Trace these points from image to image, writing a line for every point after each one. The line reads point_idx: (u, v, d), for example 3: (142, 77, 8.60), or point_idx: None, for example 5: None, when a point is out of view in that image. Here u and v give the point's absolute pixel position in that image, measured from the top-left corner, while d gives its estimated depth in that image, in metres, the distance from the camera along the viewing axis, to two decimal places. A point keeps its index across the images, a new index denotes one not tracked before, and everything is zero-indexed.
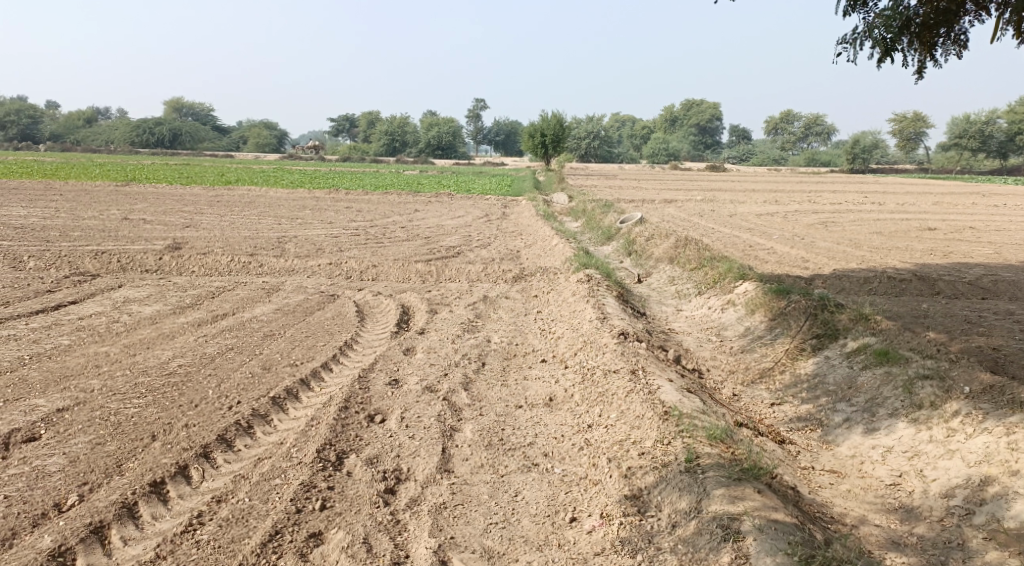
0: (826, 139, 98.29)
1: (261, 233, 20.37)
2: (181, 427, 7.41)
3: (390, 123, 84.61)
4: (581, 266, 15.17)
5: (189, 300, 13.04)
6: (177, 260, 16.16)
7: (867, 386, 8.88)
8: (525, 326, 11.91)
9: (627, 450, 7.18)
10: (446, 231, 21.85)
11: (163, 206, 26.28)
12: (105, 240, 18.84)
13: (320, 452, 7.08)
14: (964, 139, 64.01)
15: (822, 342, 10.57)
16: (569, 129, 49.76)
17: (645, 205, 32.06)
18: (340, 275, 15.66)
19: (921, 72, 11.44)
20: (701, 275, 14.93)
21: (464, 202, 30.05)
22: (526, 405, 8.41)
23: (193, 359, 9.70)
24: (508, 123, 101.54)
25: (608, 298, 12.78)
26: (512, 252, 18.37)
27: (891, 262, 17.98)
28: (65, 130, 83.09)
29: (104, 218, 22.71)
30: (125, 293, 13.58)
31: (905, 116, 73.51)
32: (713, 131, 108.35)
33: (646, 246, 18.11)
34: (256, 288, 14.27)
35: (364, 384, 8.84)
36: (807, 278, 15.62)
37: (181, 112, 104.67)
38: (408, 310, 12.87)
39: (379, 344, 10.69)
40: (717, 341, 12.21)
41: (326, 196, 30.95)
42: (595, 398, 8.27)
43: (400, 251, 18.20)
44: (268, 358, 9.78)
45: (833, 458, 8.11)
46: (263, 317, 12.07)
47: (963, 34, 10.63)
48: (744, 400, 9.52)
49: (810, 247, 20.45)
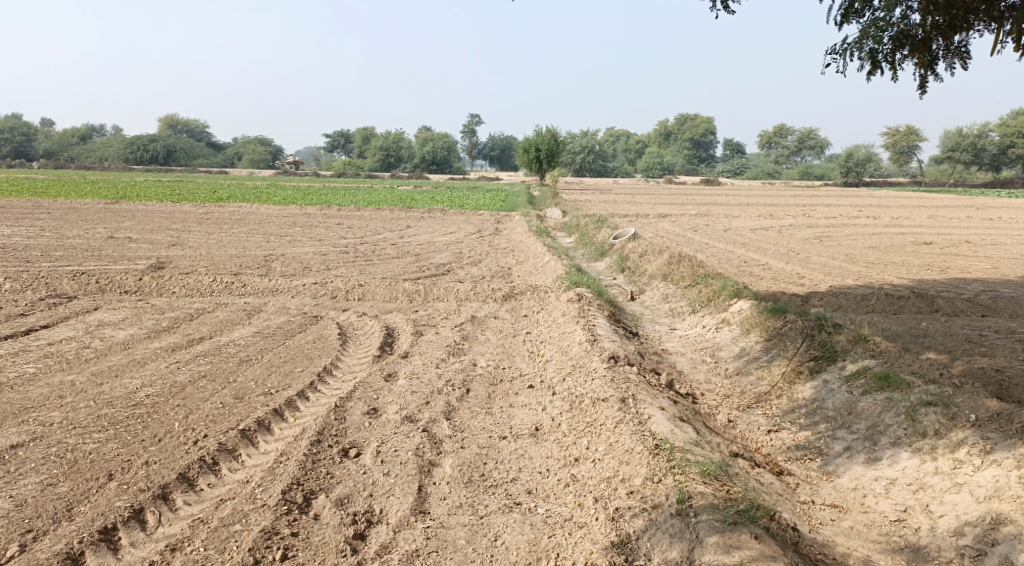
0: (820, 153, 98.27)
1: (248, 252, 19.92)
2: (140, 465, 7.01)
3: (383, 139, 84.41)
4: (572, 285, 14.76)
5: (166, 324, 12.59)
6: (158, 280, 15.70)
7: (868, 413, 8.46)
8: (513, 349, 11.48)
9: (615, 488, 6.76)
10: (436, 248, 21.46)
11: (151, 224, 25.87)
12: (86, 260, 18.38)
13: (286, 493, 6.66)
14: (957, 152, 63.97)
15: (820, 364, 10.15)
16: (563, 144, 49.46)
17: (639, 220, 31.67)
18: (325, 295, 15.22)
19: (921, 85, 11.12)
20: (695, 293, 14.53)
21: (455, 218, 29.68)
22: (510, 436, 7.97)
23: (162, 388, 9.24)
24: (503, 138, 101.48)
25: (599, 318, 12.37)
26: (502, 270, 17.98)
27: (889, 278, 17.61)
28: (59, 146, 83.15)
29: (89, 237, 22.29)
30: (101, 316, 13.13)
31: (899, 129, 73.38)
32: (708, 145, 108.28)
33: (639, 262, 17.72)
34: (237, 309, 13.82)
35: (340, 414, 8.38)
36: (803, 296, 15.24)
37: (175, 129, 104.49)
38: (393, 332, 12.42)
39: (359, 369, 10.25)
40: (711, 362, 11.80)
41: (317, 213, 30.53)
42: (583, 428, 7.84)
43: (388, 269, 17.78)
44: (241, 386, 9.33)
45: (835, 492, 7.68)
46: (241, 341, 11.62)
47: (963, 45, 10.32)
48: (740, 427, 9.09)
49: (806, 263, 20.07)
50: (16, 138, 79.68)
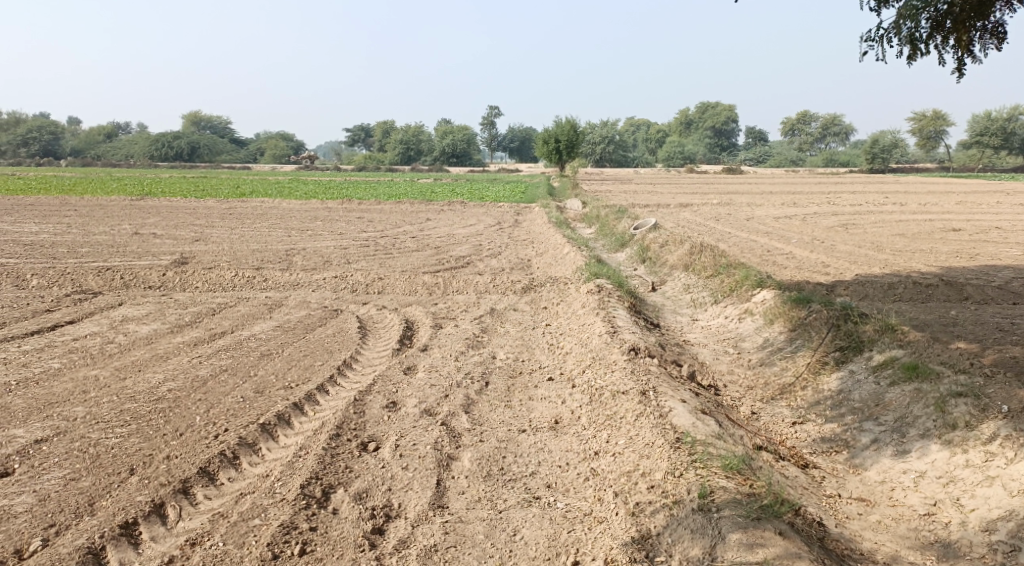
0: (844, 139, 97.33)
1: (270, 246, 19.97)
2: (161, 459, 7.03)
3: (404, 132, 84.46)
4: (593, 276, 14.68)
5: (188, 318, 12.62)
6: (180, 275, 15.76)
7: (895, 404, 8.34)
8: (533, 341, 11.42)
9: (636, 482, 6.70)
10: (457, 241, 21.43)
11: (175, 219, 26.01)
12: (109, 255, 18.49)
13: (304, 487, 6.65)
14: (985, 137, 63.12)
15: (846, 355, 10.03)
16: (584, 134, 49.26)
17: (660, 209, 31.51)
18: (346, 289, 15.22)
19: (959, 71, 10.95)
20: (717, 283, 14.41)
21: (476, 210, 29.64)
22: (530, 429, 7.92)
23: (184, 383, 9.26)
24: (524, 130, 101.32)
25: (620, 310, 12.28)
26: (522, 262, 17.92)
27: (915, 266, 17.39)
28: (85, 144, 83.93)
29: (113, 233, 22.44)
30: (125, 311, 13.19)
31: (925, 114, 72.47)
32: (730, 133, 107.51)
33: (661, 252, 17.60)
34: (258, 303, 13.85)
35: (359, 407, 8.37)
36: (828, 284, 15.07)
37: (198, 125, 105.15)
38: (413, 325, 12.40)
39: (379, 363, 10.24)
40: (734, 353, 11.70)
41: (338, 206, 30.59)
42: (604, 421, 7.78)
43: (408, 262, 17.77)
44: (262, 381, 9.34)
45: (861, 485, 7.57)
46: (262, 335, 11.64)
47: (1000, 26, 10.15)
48: (764, 419, 8.99)
49: (830, 251, 19.87)
50: (42, 136, 80.35)
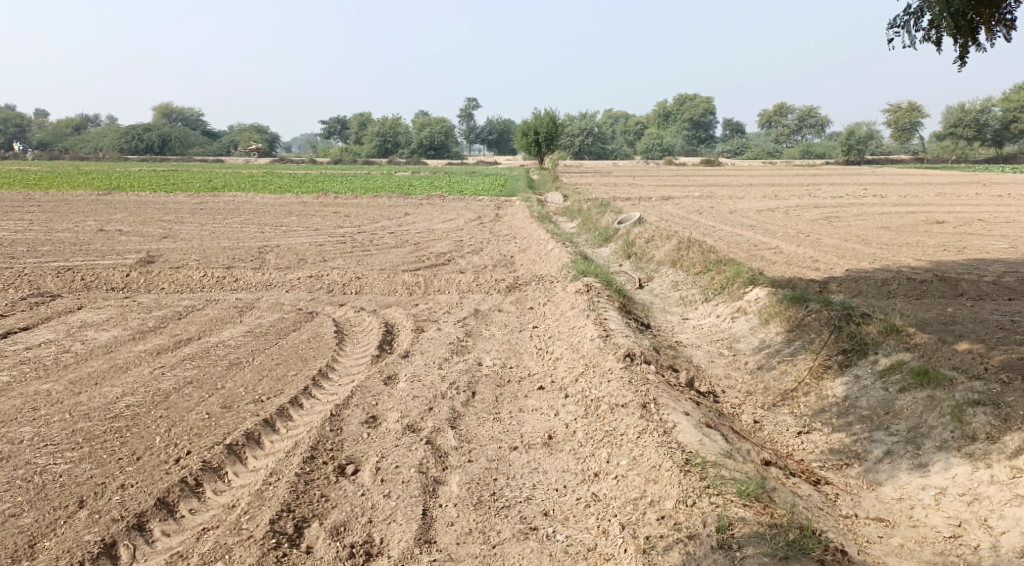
0: (820, 130, 97.27)
1: (242, 244, 19.22)
2: (115, 490, 6.46)
3: (380, 124, 83.41)
4: (579, 274, 14.07)
5: (153, 324, 11.90)
6: (147, 275, 14.99)
7: (908, 412, 7.81)
8: (520, 346, 10.80)
9: (643, 513, 6.16)
10: (436, 236, 20.75)
11: (144, 215, 25.14)
12: (73, 254, 17.67)
13: (275, 522, 6.04)
14: (959, 128, 62.73)
15: (850, 359, 9.50)
16: (562, 127, 48.65)
17: (642, 203, 30.94)
18: (321, 289, 14.53)
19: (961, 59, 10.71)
20: (707, 281, 13.86)
21: (455, 204, 28.97)
22: (521, 446, 7.32)
23: (144, 397, 8.57)
24: (502, 122, 100.66)
25: (609, 311, 11.68)
26: (504, 258, 17.30)
27: (905, 260, 16.93)
28: (54, 137, 82.45)
29: (79, 230, 21.58)
30: (85, 316, 12.44)
31: (901, 105, 72.39)
32: (707, 125, 107.14)
33: (646, 248, 17.01)
34: (228, 306, 13.13)
35: (336, 424, 7.71)
36: (820, 281, 14.56)
37: (171, 118, 103.53)
38: (393, 329, 11.75)
39: (357, 372, 9.57)
40: (729, 355, 11.15)
41: (314, 201, 29.78)
42: (602, 437, 7.20)
43: (386, 260, 17.08)
44: (230, 394, 8.65)
45: (877, 503, 7.05)
46: (232, 342, 10.94)
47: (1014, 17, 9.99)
48: (767, 430, 8.44)
49: (817, 245, 19.36)
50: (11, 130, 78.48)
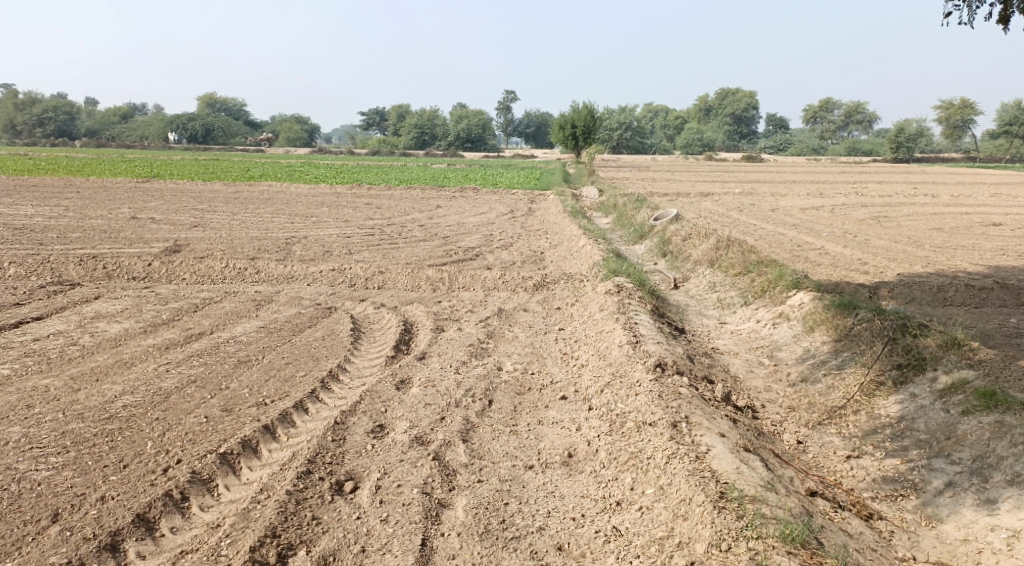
0: (867, 127, 94.94)
1: (270, 234, 18.69)
2: (93, 502, 5.97)
3: (419, 116, 82.91)
4: (611, 273, 13.34)
5: (166, 316, 11.14)
6: (168, 265, 14.42)
7: (973, 439, 7.61)
8: (544, 349, 10.15)
9: (670, 556, 5.57)
10: (466, 230, 20.13)
11: (177, 204, 24.76)
12: (99, 241, 17.22)
13: (255, 551, 5.60)
14: (1016, 126, 60.56)
15: (905, 376, 8.95)
16: (601, 121, 47.63)
17: (681, 199, 30.05)
18: (343, 284, 13.95)
19: None
20: (747, 283, 13.10)
21: (489, 197, 28.34)
22: (538, 465, 6.69)
23: (143, 396, 7.88)
24: (541, 115, 99.67)
25: (642, 314, 11.01)
26: (535, 254, 16.66)
27: (960, 264, 16.00)
28: (100, 126, 83.53)
29: (110, 217, 21.23)
30: (99, 306, 11.87)
31: (952, 102, 70.22)
32: (749, 121, 105.26)
33: (683, 246, 16.27)
34: (246, 299, 12.40)
35: (339, 433, 7.09)
36: (869, 286, 13.76)
37: (214, 107, 104.10)
38: (412, 328, 11.10)
39: (370, 374, 8.89)
40: (769, 364, 10.47)
41: (347, 192, 29.24)
42: (627, 459, 6.56)
43: (413, 254, 16.49)
44: (232, 397, 7.88)
45: (938, 544, 6.84)
46: (244, 338, 10.15)
47: None
48: (813, 452, 8.25)
49: (864, 246, 18.43)
50: (59, 116, 78.83)
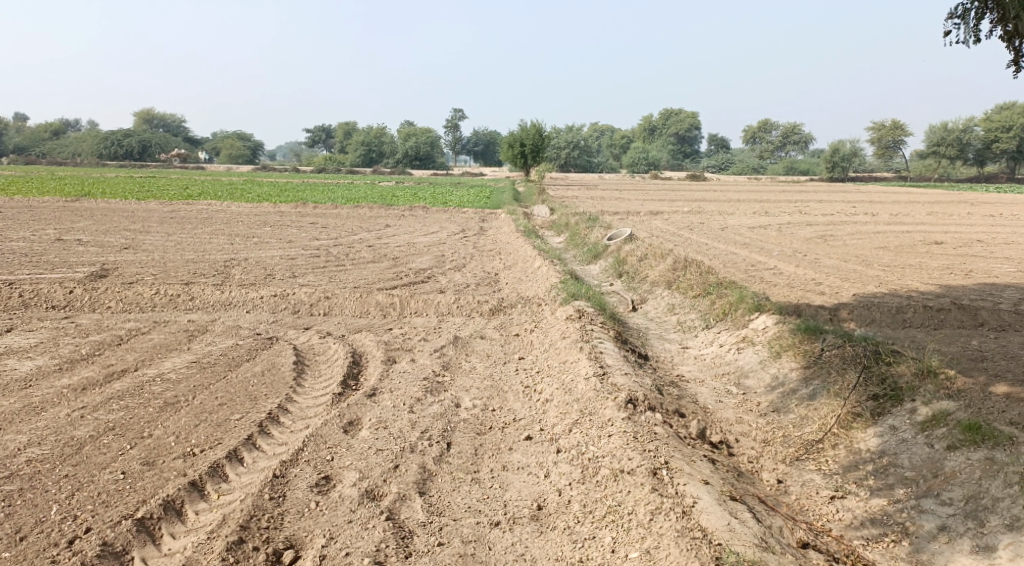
0: (804, 147, 96.17)
1: (208, 257, 17.71)
2: None
3: (364, 134, 81.82)
4: (569, 297, 12.72)
5: (87, 352, 10.21)
6: (92, 292, 13.40)
7: (963, 477, 7.12)
8: (503, 382, 9.45)
9: None
10: (416, 251, 19.40)
11: (109, 224, 23.56)
12: (21, 266, 16.11)
13: None
14: (942, 147, 61.11)
15: (882, 406, 8.39)
16: (548, 139, 47.25)
17: (630, 218, 29.65)
18: (286, 311, 13.10)
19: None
20: (707, 305, 12.58)
21: (438, 217, 27.60)
22: (506, 521, 6.35)
23: (54, 448, 7.05)
24: (487, 133, 99.22)
25: (605, 342, 10.39)
26: (488, 276, 16.00)
27: (913, 283, 15.73)
28: (33, 143, 80.71)
29: (36, 240, 20.01)
30: (13, 340, 10.86)
31: (885, 123, 71.38)
32: (693, 140, 106.29)
33: (639, 266, 15.75)
34: (178, 330, 11.50)
35: (279, 489, 6.52)
36: (829, 307, 13.35)
37: (153, 124, 101.64)
38: (360, 359, 10.32)
39: (314, 414, 8.09)
40: (737, 393, 9.91)
41: (291, 211, 28.29)
42: (605, 515, 6.33)
43: (360, 276, 15.70)
44: (156, 447, 7.09)
45: None
46: (173, 375, 9.27)
47: None
48: (793, 493, 7.71)
49: (816, 266, 18.11)
50: None
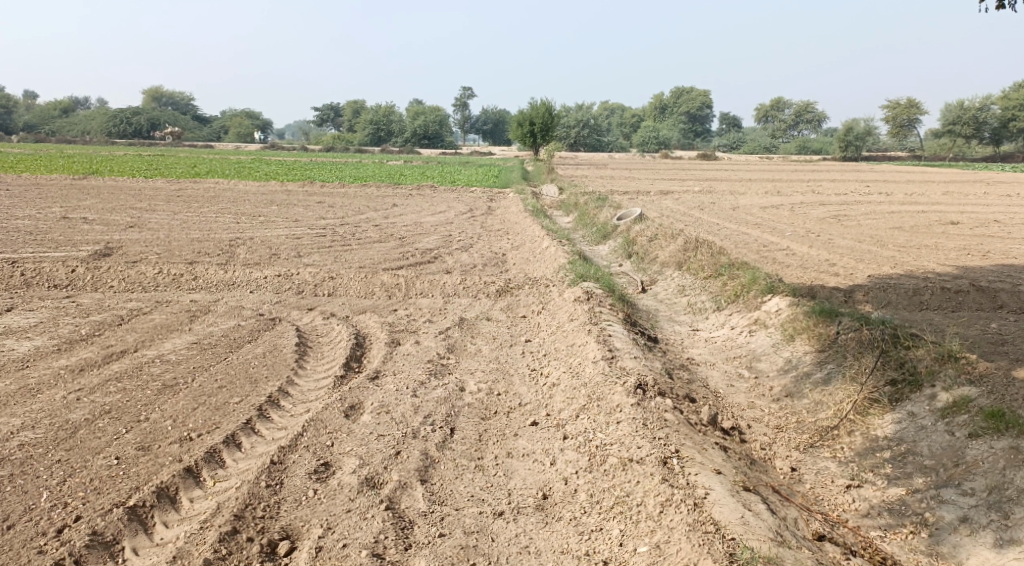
0: (816, 127, 95.20)
1: (213, 236, 17.49)
2: None
3: (373, 112, 81.35)
4: (577, 279, 12.46)
5: (86, 332, 10.01)
6: (94, 271, 13.19)
7: (986, 467, 6.87)
8: (510, 366, 9.22)
9: None
10: (423, 230, 19.15)
11: (115, 202, 23.36)
12: (24, 244, 15.91)
13: None
14: (957, 126, 60.39)
15: (900, 392, 8.13)
16: (558, 118, 46.80)
17: (640, 198, 29.33)
18: (289, 292, 12.88)
19: None
20: (718, 287, 12.31)
21: (446, 196, 27.33)
22: (510, 511, 6.15)
23: (47, 432, 6.86)
24: (497, 112, 98.60)
25: (613, 324, 10.14)
26: (495, 256, 15.75)
27: (929, 265, 15.39)
28: (41, 120, 80.52)
29: (40, 217, 19.83)
30: (11, 320, 10.66)
31: (899, 102, 70.53)
32: (703, 119, 105.50)
33: (649, 247, 15.47)
34: (179, 310, 11.29)
35: (276, 476, 6.32)
36: (843, 289, 13.05)
37: (161, 101, 101.34)
38: (364, 341, 10.11)
39: (315, 398, 7.88)
40: (750, 377, 9.66)
41: (298, 190, 28.08)
42: (613, 506, 6.12)
43: (366, 256, 15.47)
44: (152, 432, 6.90)
45: None
46: (172, 357, 9.07)
47: None
48: (808, 482, 7.48)
49: (829, 246, 17.78)
50: None
